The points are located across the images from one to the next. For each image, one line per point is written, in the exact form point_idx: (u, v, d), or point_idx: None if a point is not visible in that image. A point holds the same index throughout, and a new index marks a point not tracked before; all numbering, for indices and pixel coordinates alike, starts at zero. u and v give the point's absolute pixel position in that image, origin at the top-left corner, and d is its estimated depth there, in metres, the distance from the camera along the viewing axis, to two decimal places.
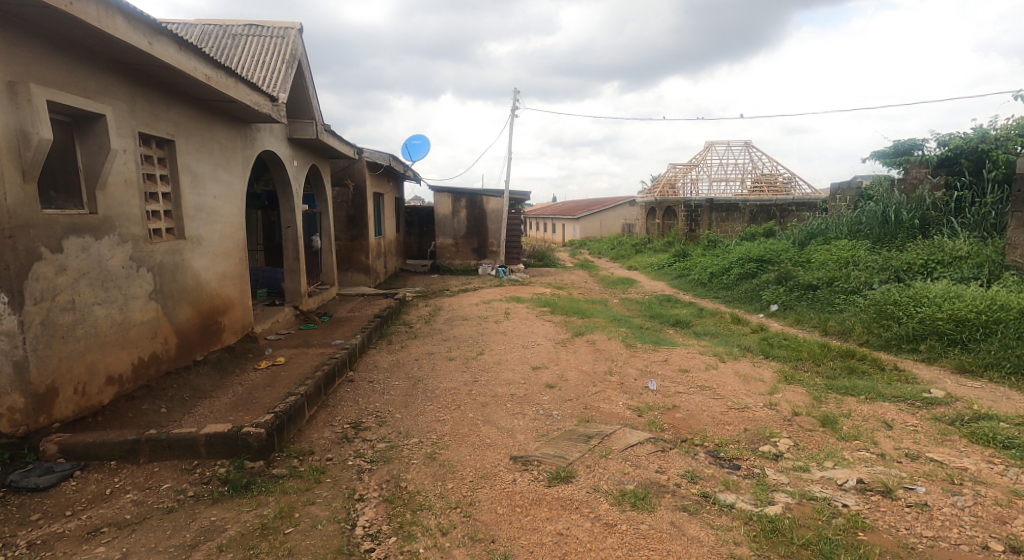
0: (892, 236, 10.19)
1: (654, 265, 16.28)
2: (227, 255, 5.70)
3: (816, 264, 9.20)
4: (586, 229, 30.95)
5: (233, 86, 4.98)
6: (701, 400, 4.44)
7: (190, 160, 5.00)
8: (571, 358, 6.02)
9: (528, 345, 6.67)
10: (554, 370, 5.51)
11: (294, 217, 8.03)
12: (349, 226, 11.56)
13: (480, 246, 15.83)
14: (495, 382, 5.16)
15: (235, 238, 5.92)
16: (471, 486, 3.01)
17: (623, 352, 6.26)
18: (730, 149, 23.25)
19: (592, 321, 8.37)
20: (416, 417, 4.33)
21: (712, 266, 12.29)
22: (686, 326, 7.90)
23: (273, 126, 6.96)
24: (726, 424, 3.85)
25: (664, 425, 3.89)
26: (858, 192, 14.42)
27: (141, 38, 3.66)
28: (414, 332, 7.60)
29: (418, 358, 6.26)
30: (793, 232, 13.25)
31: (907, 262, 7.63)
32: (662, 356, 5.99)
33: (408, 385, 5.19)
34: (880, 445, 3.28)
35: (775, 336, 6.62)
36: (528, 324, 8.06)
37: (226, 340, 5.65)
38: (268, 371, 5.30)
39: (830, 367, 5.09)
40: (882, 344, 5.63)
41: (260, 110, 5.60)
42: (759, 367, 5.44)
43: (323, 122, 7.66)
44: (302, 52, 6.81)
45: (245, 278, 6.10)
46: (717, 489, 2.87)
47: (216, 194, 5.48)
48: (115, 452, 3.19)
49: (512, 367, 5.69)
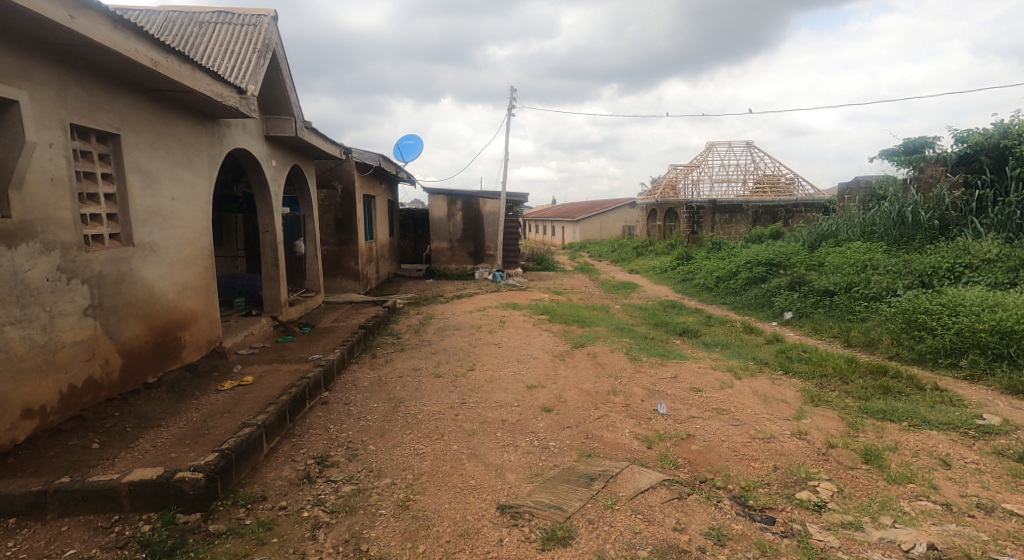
0: (909, 237, 9.66)
1: (656, 269, 15.70)
2: (188, 263, 5.14)
3: (830, 269, 8.64)
4: (585, 232, 30.30)
5: (189, 74, 4.44)
6: (719, 429, 3.87)
7: (142, 158, 4.45)
8: (570, 375, 5.45)
9: (524, 359, 6.11)
10: (551, 390, 4.95)
11: (272, 221, 7.48)
12: (337, 230, 11.02)
13: (476, 250, 15.28)
14: (484, 404, 4.61)
15: (199, 245, 5.37)
16: (447, 551, 2.47)
17: (627, 368, 5.68)
18: (731, 150, 22.74)
19: (592, 331, 7.81)
20: (391, 449, 3.78)
21: (719, 270, 11.71)
22: (694, 336, 7.33)
23: (246, 122, 6.43)
24: (752, 460, 3.28)
25: (679, 461, 3.34)
26: (868, 192, 13.88)
27: (59, 10, 3.12)
28: (401, 345, 7.05)
29: (402, 375, 5.70)
30: (802, 235, 12.66)
31: (932, 267, 7.10)
32: (671, 372, 5.41)
33: (387, 409, 4.65)
34: (943, 491, 2.73)
35: (793, 348, 6.05)
36: (524, 335, 7.50)
37: (188, 358, 5.10)
38: (231, 393, 4.76)
39: (861, 387, 4.52)
40: (915, 358, 5.09)
41: (225, 102, 5.06)
42: (781, 385, 4.87)
43: (302, 119, 7.12)
44: (277, 41, 6.26)
45: (212, 288, 5.56)
46: (751, 555, 2.32)
47: (174, 195, 4.93)
48: (16, 508, 2.65)
49: (504, 386, 5.12)
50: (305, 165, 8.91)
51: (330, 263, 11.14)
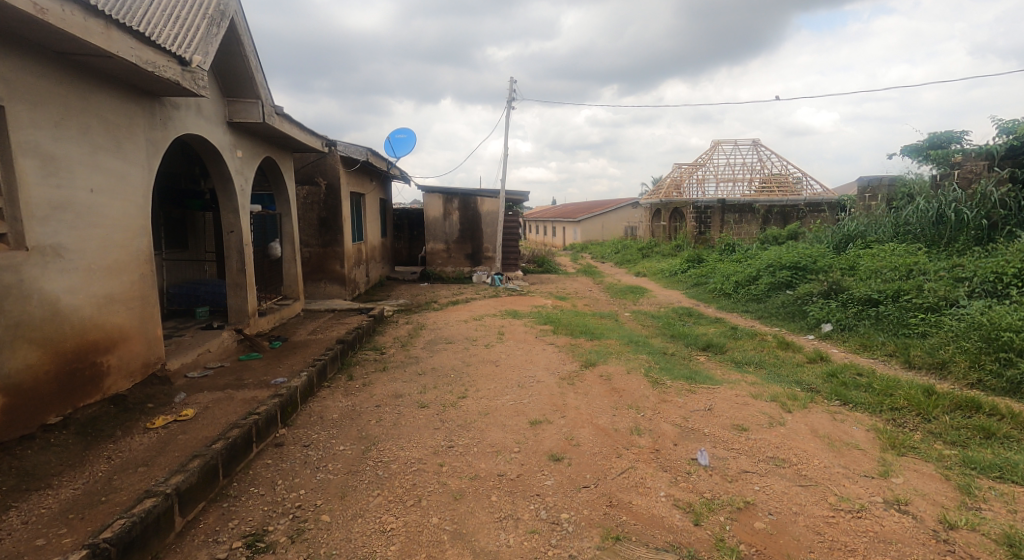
0: (951, 239, 8.76)
1: (664, 272, 14.73)
2: (115, 272, 4.22)
3: (868, 274, 7.69)
4: (586, 232, 29.26)
5: (101, 31, 3.55)
6: (786, 491, 2.94)
7: (41, 139, 3.55)
8: (581, 405, 4.51)
9: (525, 384, 5.15)
10: (560, 428, 4.01)
11: (237, 220, 6.55)
12: (321, 230, 10.08)
13: (474, 251, 14.33)
14: (478, 450, 3.67)
15: (134, 248, 4.45)
16: None
17: (649, 396, 4.71)
18: (738, 149, 21.86)
19: (603, 345, 6.86)
20: (351, 522, 2.85)
21: (737, 274, 10.74)
22: (720, 353, 6.38)
23: (198, 103, 5.50)
24: (848, 554, 2.40)
25: (743, 552, 2.46)
26: (892, 189, 12.95)
27: None
28: (384, 363, 6.10)
29: (380, 404, 4.76)
30: (825, 237, 11.70)
31: (996, 272, 6.18)
32: (704, 403, 4.47)
33: (355, 456, 3.71)
34: None
35: (844, 369, 5.09)
36: (526, 350, 6.55)
37: (116, 387, 4.18)
38: (162, 433, 3.84)
39: (954, 429, 3.59)
40: (1007, 388, 4.18)
41: (158, 71, 4.15)
42: (844, 423, 3.93)
43: (269, 101, 6.17)
44: (229, 7, 5.34)
45: (151, 301, 4.61)
46: None
47: (95, 187, 4.01)
48: None
49: (502, 422, 4.19)
50: (279, 157, 7.94)
51: (314, 266, 10.20)
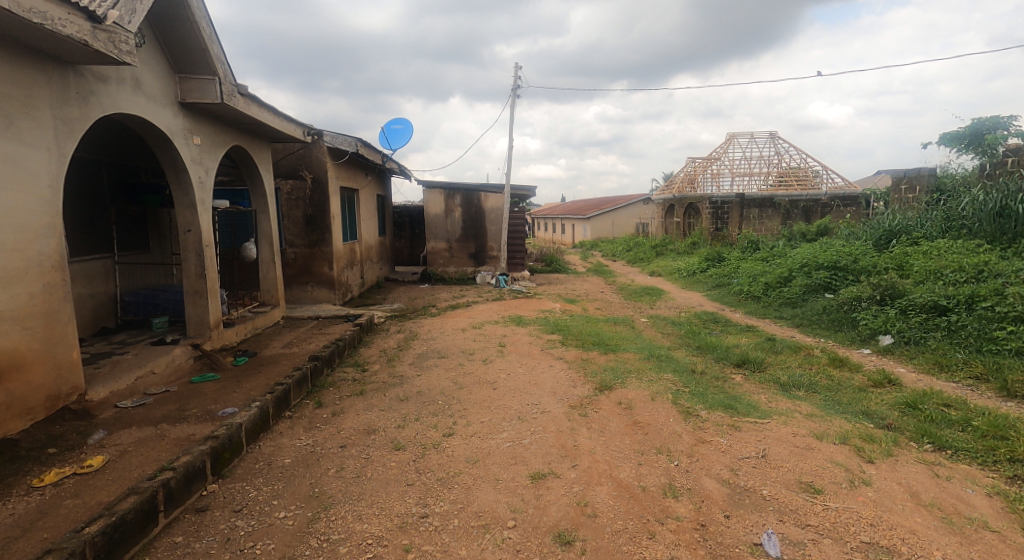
0: (1018, 236, 7.68)
1: (681, 271, 13.66)
2: (4, 282, 3.34)
3: (926, 275, 6.64)
4: (595, 229, 28.23)
5: None
6: None
7: None
8: (596, 448, 3.54)
9: (527, 416, 4.17)
10: (570, 485, 3.06)
11: (193, 216, 5.63)
12: (307, 229, 9.19)
13: (477, 250, 13.36)
14: (464, 525, 2.73)
15: (37, 252, 3.54)
16: None
17: (683, 435, 3.71)
18: (754, 141, 20.76)
19: (619, 360, 5.88)
20: None
21: (765, 274, 9.68)
22: (759, 371, 5.36)
23: (137, 78, 4.65)
24: None
25: None
26: (933, 181, 11.82)
27: None
28: (362, 385, 5.15)
29: (347, 444, 3.82)
30: (861, 234, 10.60)
31: None
32: (756, 447, 3.48)
33: (299, 527, 2.78)
34: None
35: (926, 397, 4.06)
36: (529, 368, 5.58)
37: (6, 429, 3.31)
38: (50, 494, 2.94)
39: None
40: None
41: (55, 25, 3.24)
42: (951, 481, 2.94)
43: (227, 79, 5.31)
44: None
45: (63, 318, 3.70)
46: None
47: None
48: None
49: (495, 475, 3.22)
50: (252, 145, 7.03)
51: (300, 268, 9.30)
